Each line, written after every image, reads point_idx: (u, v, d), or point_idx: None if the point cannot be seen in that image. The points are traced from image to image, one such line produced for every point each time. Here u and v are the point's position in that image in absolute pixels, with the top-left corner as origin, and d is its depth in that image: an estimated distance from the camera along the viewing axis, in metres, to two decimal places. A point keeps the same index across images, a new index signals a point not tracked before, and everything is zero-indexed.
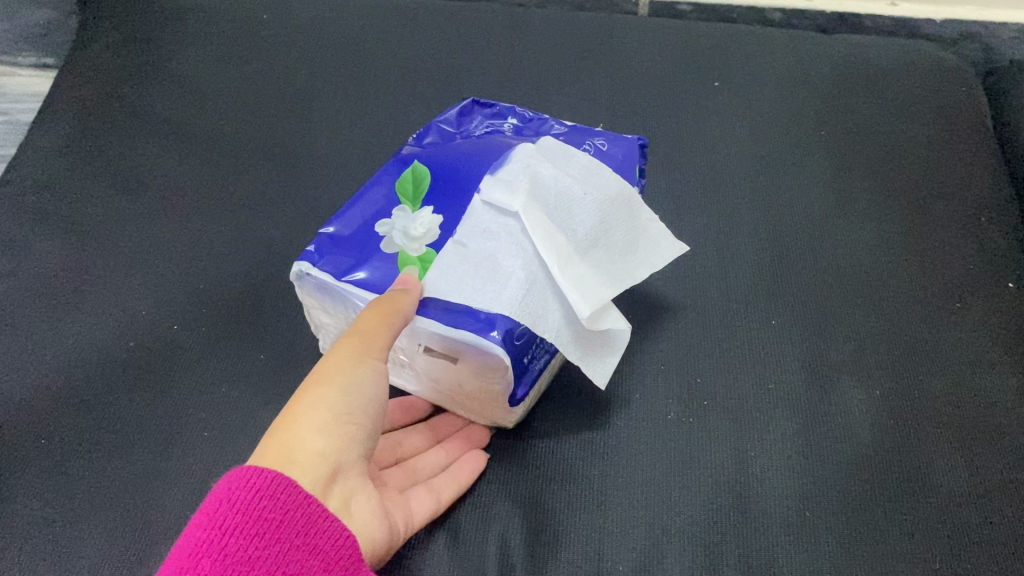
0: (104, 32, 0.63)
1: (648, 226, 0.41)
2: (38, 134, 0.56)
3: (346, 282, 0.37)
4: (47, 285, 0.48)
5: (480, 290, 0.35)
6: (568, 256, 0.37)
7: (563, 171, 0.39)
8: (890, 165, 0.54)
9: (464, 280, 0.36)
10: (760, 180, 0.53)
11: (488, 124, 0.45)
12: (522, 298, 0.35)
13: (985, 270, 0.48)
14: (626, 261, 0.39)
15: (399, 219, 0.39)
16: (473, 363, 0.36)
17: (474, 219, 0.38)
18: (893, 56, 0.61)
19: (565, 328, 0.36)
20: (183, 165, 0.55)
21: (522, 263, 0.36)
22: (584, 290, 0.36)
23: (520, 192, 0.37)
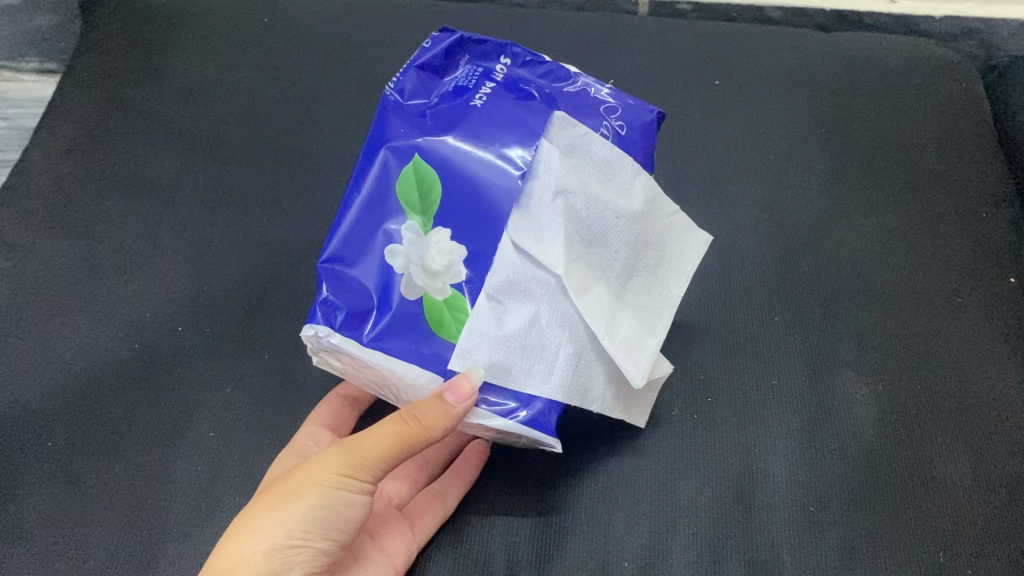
0: (108, 37, 0.63)
1: (671, 222, 0.40)
2: (43, 138, 0.57)
3: (370, 351, 0.35)
4: (51, 287, 0.49)
5: (528, 372, 0.35)
6: (610, 310, 0.36)
7: (589, 184, 0.37)
8: (890, 161, 0.54)
9: (509, 357, 0.34)
10: (761, 180, 0.53)
11: (477, 70, 0.40)
12: (571, 378, 0.35)
13: (986, 265, 0.48)
14: (658, 277, 0.39)
15: (413, 243, 0.36)
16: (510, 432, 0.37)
17: (509, 269, 0.35)
18: (893, 54, 0.61)
19: (609, 387, 0.37)
20: (186, 168, 0.55)
21: (569, 334, 0.35)
22: (633, 349, 0.36)
23: (559, 246, 0.35)
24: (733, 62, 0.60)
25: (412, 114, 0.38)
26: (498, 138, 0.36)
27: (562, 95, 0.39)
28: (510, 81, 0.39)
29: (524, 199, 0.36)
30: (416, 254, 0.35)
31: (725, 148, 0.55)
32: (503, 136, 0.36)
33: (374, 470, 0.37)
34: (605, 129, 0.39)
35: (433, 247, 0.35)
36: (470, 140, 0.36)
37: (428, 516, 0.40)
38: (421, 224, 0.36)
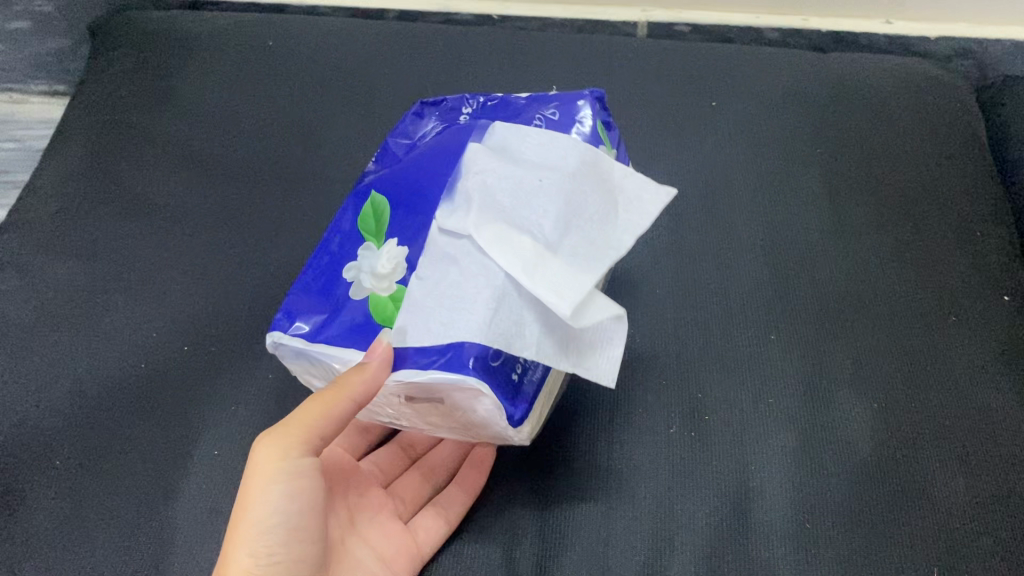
0: (115, 61, 0.65)
1: (622, 182, 0.38)
2: (52, 162, 0.58)
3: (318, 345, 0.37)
4: (58, 308, 0.50)
5: (442, 320, 0.34)
6: (537, 258, 0.35)
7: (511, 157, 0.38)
8: (885, 180, 0.55)
9: (428, 318, 0.34)
10: (758, 200, 0.54)
11: (444, 122, 0.43)
12: (491, 321, 0.33)
13: (978, 283, 0.49)
14: (608, 228, 0.37)
15: (368, 258, 0.38)
16: (450, 399, 0.35)
17: (432, 248, 0.36)
18: (888, 74, 0.62)
19: (550, 332, 0.34)
20: (191, 190, 0.56)
21: (487, 282, 0.34)
22: (561, 286, 0.34)
23: (469, 210, 0.35)
24: (730, 83, 0.61)
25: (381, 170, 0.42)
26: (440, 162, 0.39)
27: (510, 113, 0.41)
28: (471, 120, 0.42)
29: (451, 192, 0.37)
30: (368, 266, 0.38)
31: (722, 169, 0.56)
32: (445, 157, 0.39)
33: (312, 443, 0.36)
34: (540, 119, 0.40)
35: (382, 254, 0.37)
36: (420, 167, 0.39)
37: (428, 529, 0.41)
38: (375, 243, 0.38)
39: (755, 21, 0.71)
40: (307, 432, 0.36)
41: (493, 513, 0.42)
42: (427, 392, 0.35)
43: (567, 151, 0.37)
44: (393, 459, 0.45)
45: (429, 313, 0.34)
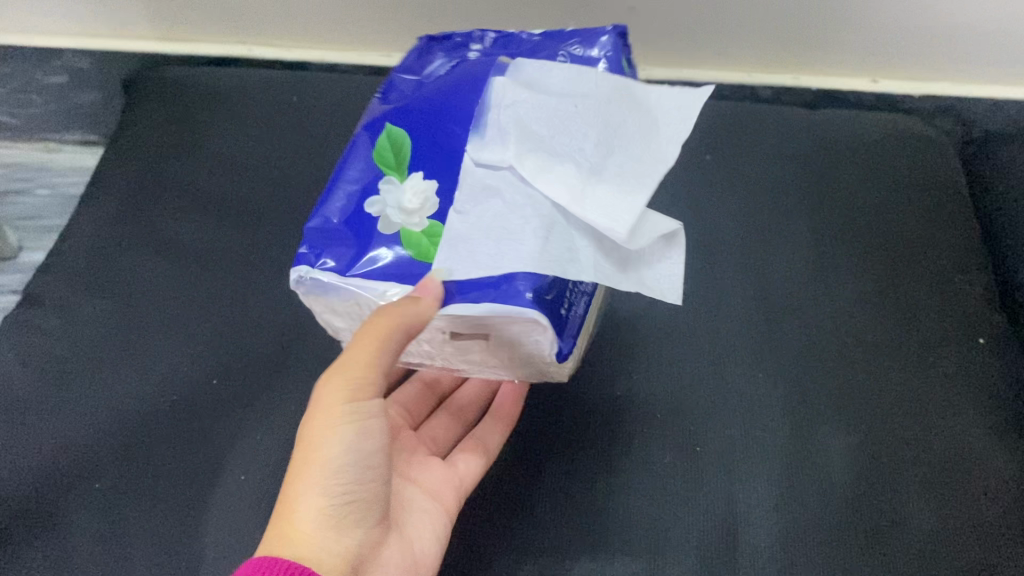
0: (149, 114, 0.69)
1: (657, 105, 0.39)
2: (89, 208, 0.62)
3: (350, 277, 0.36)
4: (94, 345, 0.53)
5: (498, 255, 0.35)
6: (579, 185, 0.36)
7: (545, 96, 0.38)
8: (868, 228, 0.58)
9: (477, 252, 0.35)
10: (748, 245, 0.57)
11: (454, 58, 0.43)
12: (540, 251, 0.34)
13: (955, 324, 0.52)
14: (640, 142, 0.38)
15: (388, 192, 0.38)
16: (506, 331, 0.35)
17: (470, 183, 0.37)
18: (873, 129, 0.66)
19: (604, 257, 0.36)
20: (218, 234, 0.60)
21: (533, 214, 0.36)
22: (612, 212, 0.36)
23: (508, 144, 0.37)
24: (724, 137, 0.65)
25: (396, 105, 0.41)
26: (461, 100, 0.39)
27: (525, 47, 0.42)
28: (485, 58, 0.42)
29: (482, 129, 0.38)
30: (393, 199, 0.37)
31: (715, 216, 0.59)
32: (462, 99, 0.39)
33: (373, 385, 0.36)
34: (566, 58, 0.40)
35: (407, 189, 0.37)
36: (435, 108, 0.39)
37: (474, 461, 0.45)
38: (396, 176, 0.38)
39: (749, 79, 0.75)
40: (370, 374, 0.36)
41: (498, 531, 0.44)
42: (485, 327, 0.35)
43: (600, 82, 0.38)
44: (420, 397, 0.49)
45: (480, 247, 0.35)
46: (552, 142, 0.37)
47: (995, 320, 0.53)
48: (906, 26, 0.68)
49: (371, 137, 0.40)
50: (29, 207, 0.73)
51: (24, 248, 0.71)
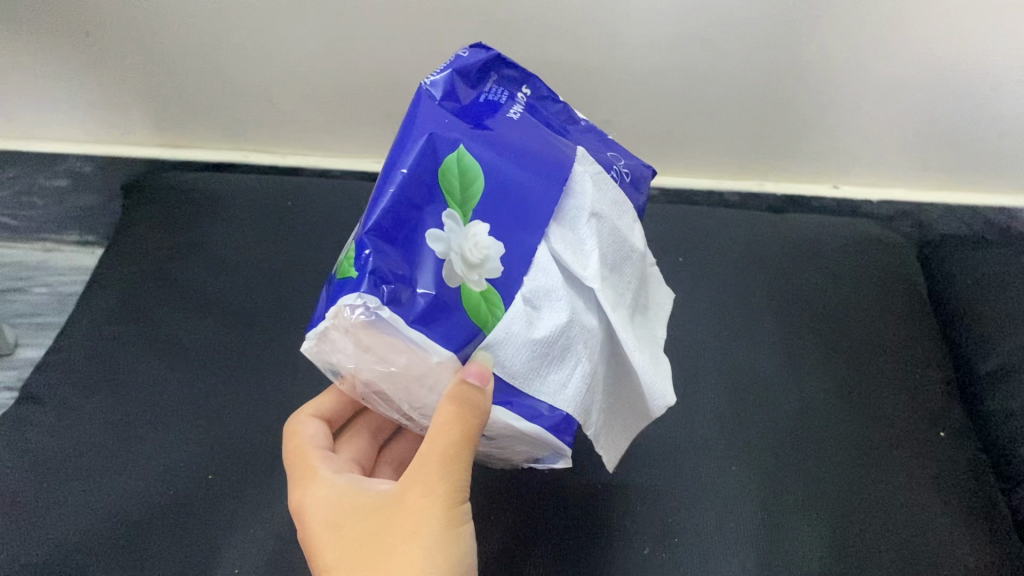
0: (148, 217, 0.72)
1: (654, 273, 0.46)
2: (88, 309, 0.64)
3: (416, 330, 0.34)
4: (92, 441, 0.55)
5: (546, 375, 0.37)
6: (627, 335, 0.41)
7: (614, 218, 0.42)
8: (832, 325, 0.62)
9: (540, 362, 0.37)
10: (720, 342, 0.60)
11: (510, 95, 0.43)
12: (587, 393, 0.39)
13: (911, 420, 0.55)
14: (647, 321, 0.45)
15: (454, 232, 0.36)
16: (535, 443, 0.38)
17: (550, 274, 0.37)
18: (835, 232, 0.70)
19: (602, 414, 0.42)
20: (213, 332, 0.62)
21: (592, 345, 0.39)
22: (657, 377, 0.41)
23: (592, 263, 0.39)
24: (696, 240, 0.69)
25: (455, 115, 0.39)
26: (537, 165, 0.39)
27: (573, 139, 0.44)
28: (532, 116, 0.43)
29: (563, 216, 0.39)
30: (457, 243, 0.36)
31: (689, 315, 0.63)
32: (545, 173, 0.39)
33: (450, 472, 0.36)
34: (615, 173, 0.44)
35: (471, 239, 0.37)
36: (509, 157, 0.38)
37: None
38: (460, 215, 0.37)
39: (719, 185, 0.80)
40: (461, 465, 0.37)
41: None
42: (512, 431, 0.38)
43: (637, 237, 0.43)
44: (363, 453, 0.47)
45: (541, 356, 0.37)
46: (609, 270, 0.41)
47: (950, 417, 0.56)
48: (860, 136, 0.74)
49: (438, 150, 0.37)
50: (28, 305, 0.75)
51: (20, 344, 0.73)
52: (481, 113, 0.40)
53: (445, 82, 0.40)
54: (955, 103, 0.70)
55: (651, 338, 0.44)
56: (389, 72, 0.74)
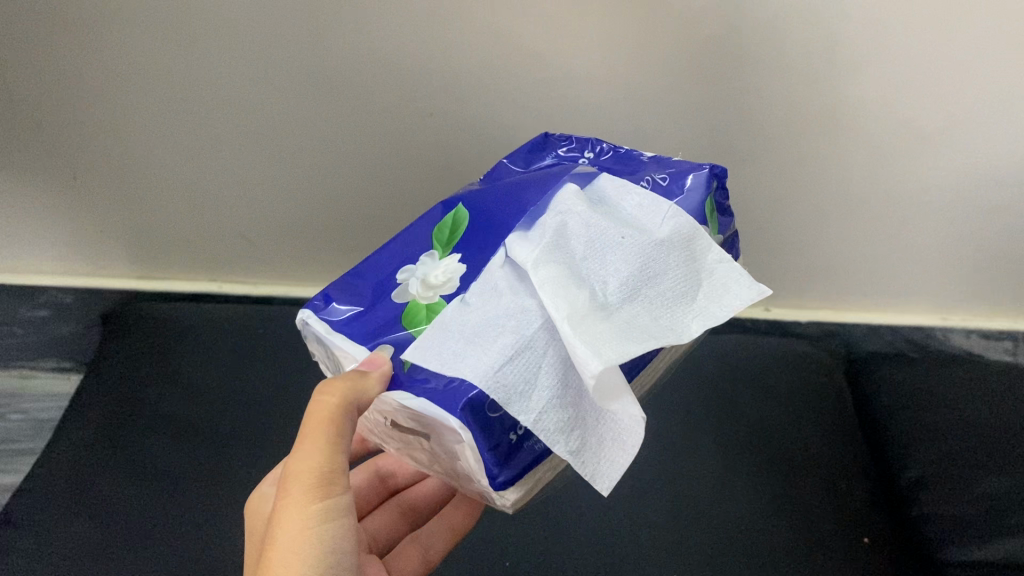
0: (125, 344, 0.76)
1: (714, 269, 0.40)
2: (65, 434, 0.67)
3: (336, 334, 0.41)
4: (66, 565, 0.58)
5: (460, 355, 0.35)
6: (585, 312, 0.36)
7: (592, 217, 0.40)
8: (763, 441, 0.67)
9: (448, 343, 0.36)
10: (662, 459, 0.65)
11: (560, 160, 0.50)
12: (499, 369, 0.34)
13: (831, 535, 0.60)
14: (681, 309, 0.38)
15: (423, 265, 0.43)
16: (440, 436, 0.37)
17: (494, 275, 0.39)
18: (768, 351, 0.76)
19: (558, 410, 0.34)
20: (187, 454, 0.66)
21: (526, 328, 0.36)
22: (593, 340, 0.33)
23: (538, 248, 0.38)
24: None
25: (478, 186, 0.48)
26: (528, 193, 0.43)
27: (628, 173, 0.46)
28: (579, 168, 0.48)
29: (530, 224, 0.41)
30: (422, 272, 0.42)
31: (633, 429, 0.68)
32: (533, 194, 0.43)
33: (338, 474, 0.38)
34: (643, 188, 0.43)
35: (437, 268, 0.42)
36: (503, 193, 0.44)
37: (410, 564, 0.53)
38: (439, 253, 0.43)
39: None
40: (330, 465, 0.38)
41: None
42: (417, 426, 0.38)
43: (663, 229, 0.40)
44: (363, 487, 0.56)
45: (452, 338, 0.36)
46: (588, 259, 0.39)
47: (868, 529, 0.61)
48: (785, 264, 0.85)
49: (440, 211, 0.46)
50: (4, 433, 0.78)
51: None
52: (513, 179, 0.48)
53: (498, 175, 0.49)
54: (863, 240, 0.81)
55: (662, 328, 0.36)
56: (359, 211, 0.81)
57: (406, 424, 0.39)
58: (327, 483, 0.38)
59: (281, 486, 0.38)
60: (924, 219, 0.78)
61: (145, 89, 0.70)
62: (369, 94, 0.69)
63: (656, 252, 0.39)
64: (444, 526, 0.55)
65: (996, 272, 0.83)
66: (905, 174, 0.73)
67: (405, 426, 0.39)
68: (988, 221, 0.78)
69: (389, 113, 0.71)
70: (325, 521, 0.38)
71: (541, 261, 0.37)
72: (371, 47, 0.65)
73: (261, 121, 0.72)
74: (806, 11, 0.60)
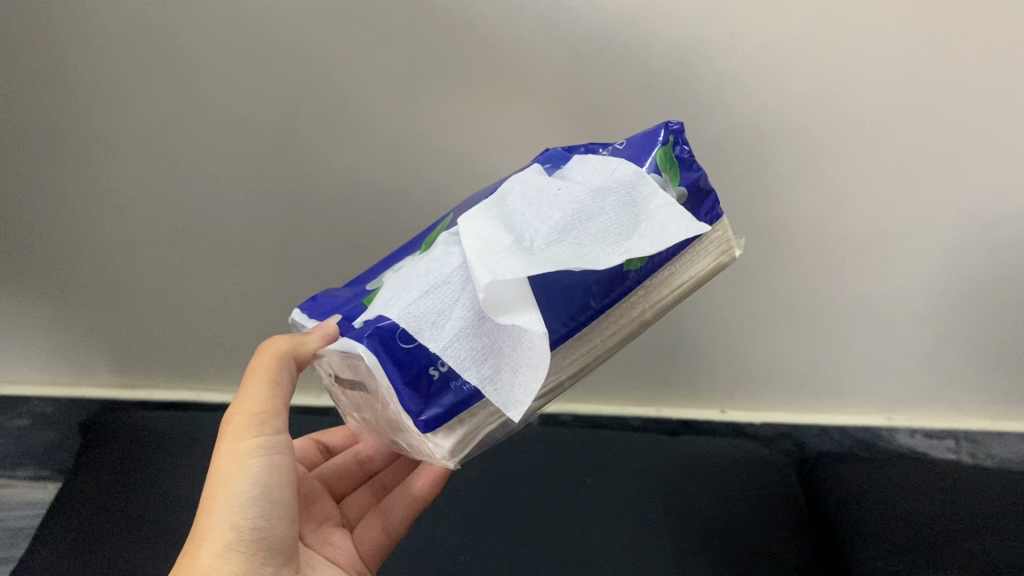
0: (105, 451, 0.79)
1: (653, 217, 0.39)
2: (44, 541, 0.69)
3: (312, 317, 0.47)
4: None
5: (389, 298, 0.38)
6: (500, 241, 0.37)
7: (541, 179, 0.42)
8: (714, 546, 0.71)
9: (385, 293, 0.39)
10: (620, 560, 0.69)
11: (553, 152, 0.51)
12: (416, 302, 0.37)
13: None
14: (608, 247, 0.38)
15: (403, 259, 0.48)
16: (367, 381, 0.42)
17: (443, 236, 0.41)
18: (721, 455, 0.81)
19: (466, 339, 0.36)
20: (163, 557, 0.68)
21: (453, 267, 0.38)
22: (492, 264, 0.35)
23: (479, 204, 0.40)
24: (601, 463, 0.79)
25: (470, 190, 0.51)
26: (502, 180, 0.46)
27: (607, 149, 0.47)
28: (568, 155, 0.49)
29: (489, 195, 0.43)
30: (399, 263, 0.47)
31: (593, 530, 0.72)
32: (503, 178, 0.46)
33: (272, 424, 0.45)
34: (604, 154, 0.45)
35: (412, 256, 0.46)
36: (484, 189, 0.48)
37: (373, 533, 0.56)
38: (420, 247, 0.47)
39: (622, 411, 0.95)
40: (267, 409, 0.45)
41: None
42: (351, 371, 0.43)
43: (606, 180, 0.41)
44: (342, 471, 0.60)
45: (390, 288, 0.39)
46: (526, 210, 0.40)
47: None
48: (737, 371, 0.90)
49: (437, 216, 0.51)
50: None
51: None
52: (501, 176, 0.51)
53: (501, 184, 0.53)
54: (806, 346, 0.87)
55: (582, 258, 0.36)
56: None
57: (347, 377, 0.44)
58: (262, 424, 0.45)
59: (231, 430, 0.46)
60: (861, 326, 0.84)
61: (133, 207, 0.75)
62: (343, 212, 0.75)
63: (593, 196, 0.39)
64: (408, 496, 0.57)
65: (933, 374, 0.89)
66: (838, 284, 0.80)
67: (346, 380, 0.44)
68: (919, 326, 0.84)
69: (362, 231, 0.76)
70: (253, 455, 0.44)
71: (471, 212, 0.39)
72: (345, 170, 0.71)
73: (242, 235, 0.77)
74: (736, 139, 0.67)
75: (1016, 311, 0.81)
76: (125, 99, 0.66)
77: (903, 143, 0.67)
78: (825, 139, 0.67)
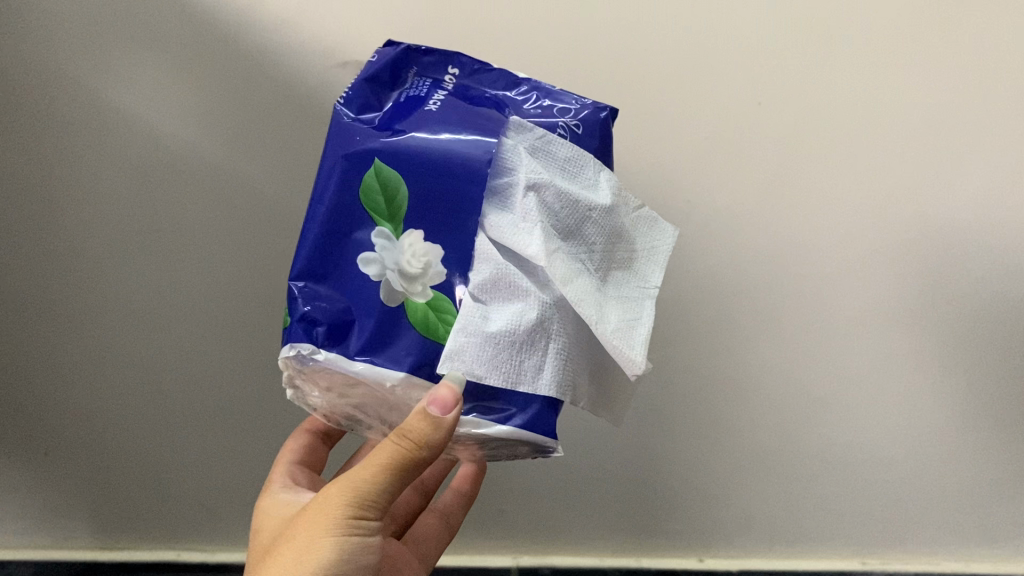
0: None
1: (635, 218, 0.52)
2: None
3: (360, 364, 0.45)
4: None
5: (520, 369, 0.45)
6: (600, 302, 0.47)
7: (560, 184, 0.47)
8: None
9: (503, 360, 0.44)
10: None
11: (430, 83, 0.51)
12: (556, 377, 0.46)
13: None
14: (632, 263, 0.51)
15: (383, 251, 0.46)
16: (512, 444, 0.47)
17: (491, 256, 0.46)
18: None
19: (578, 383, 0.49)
20: None
21: (554, 326, 0.46)
22: (627, 333, 0.47)
23: (539, 239, 0.46)
24: None
25: (367, 130, 0.48)
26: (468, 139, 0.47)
27: (521, 102, 0.51)
28: (460, 92, 0.51)
29: (496, 199, 0.47)
30: (392, 260, 0.46)
31: None
32: (477, 147, 0.46)
33: (367, 506, 0.48)
34: (565, 131, 0.49)
35: (408, 252, 0.46)
36: (427, 138, 0.47)
37: (433, 528, 0.71)
38: (392, 231, 0.46)
39: (600, 561, 0.95)
40: (368, 492, 0.48)
41: None
42: (490, 440, 0.47)
43: (602, 187, 0.49)
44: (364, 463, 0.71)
45: (504, 353, 0.44)
46: (565, 238, 0.48)
47: None
48: (712, 515, 0.92)
49: (357, 168, 0.47)
50: None
51: None
52: (401, 112, 0.49)
53: (383, 102, 0.50)
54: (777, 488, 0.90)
55: (634, 288, 0.50)
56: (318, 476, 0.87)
57: (470, 438, 0.47)
58: (359, 504, 0.48)
59: (325, 507, 0.48)
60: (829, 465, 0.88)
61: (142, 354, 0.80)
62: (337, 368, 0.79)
63: (611, 215, 0.50)
64: (456, 493, 0.74)
65: (903, 513, 0.92)
66: (801, 416, 0.84)
67: (465, 437, 0.47)
68: (884, 458, 0.87)
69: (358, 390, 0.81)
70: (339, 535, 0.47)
71: (551, 265, 0.46)
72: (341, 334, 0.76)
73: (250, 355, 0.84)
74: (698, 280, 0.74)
75: (972, 437, 0.85)
76: (151, 210, 0.75)
77: (835, 266, 0.74)
78: (765, 264, 0.74)
